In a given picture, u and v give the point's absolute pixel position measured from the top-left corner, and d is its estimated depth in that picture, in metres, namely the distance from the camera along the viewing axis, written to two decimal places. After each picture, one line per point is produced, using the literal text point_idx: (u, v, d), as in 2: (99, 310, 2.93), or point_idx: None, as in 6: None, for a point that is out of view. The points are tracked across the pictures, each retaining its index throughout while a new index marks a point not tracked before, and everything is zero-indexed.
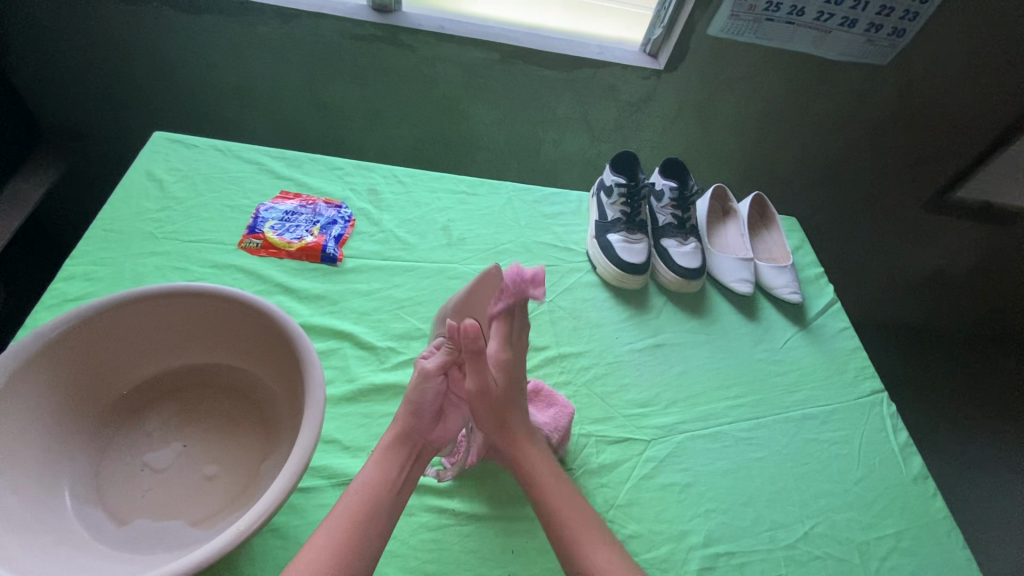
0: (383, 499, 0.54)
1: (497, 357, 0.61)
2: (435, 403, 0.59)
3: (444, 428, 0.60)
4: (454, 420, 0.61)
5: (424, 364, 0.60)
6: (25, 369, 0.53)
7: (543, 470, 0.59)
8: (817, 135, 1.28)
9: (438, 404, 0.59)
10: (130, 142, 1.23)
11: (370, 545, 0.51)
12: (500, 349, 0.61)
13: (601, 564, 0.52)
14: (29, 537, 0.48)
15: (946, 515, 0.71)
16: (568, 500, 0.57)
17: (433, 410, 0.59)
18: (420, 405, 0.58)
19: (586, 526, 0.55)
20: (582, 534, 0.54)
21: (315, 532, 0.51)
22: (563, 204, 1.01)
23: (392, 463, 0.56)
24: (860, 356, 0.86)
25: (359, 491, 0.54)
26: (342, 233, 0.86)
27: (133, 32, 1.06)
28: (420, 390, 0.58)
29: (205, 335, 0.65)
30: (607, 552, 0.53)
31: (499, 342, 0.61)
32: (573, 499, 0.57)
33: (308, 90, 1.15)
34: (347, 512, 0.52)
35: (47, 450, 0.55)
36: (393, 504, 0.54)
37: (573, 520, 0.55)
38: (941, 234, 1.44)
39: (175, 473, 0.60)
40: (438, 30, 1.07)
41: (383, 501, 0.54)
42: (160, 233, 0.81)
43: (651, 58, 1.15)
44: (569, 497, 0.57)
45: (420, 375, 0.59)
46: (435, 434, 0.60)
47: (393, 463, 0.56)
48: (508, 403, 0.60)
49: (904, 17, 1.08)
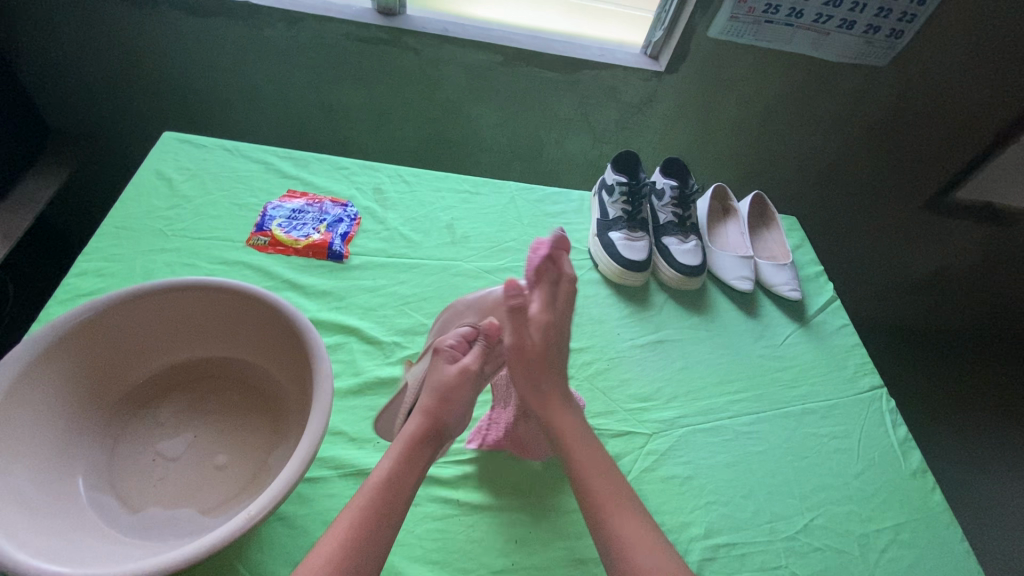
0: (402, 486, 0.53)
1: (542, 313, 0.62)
2: (467, 392, 0.60)
3: (460, 417, 0.60)
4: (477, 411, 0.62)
5: (465, 361, 0.61)
6: (40, 360, 0.54)
7: (576, 437, 0.59)
8: (817, 135, 1.30)
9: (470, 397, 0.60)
10: (138, 143, 1.24)
11: (384, 531, 0.50)
12: (541, 311, 0.62)
13: (630, 536, 0.53)
14: (44, 522, 0.49)
15: (945, 509, 0.71)
16: (599, 469, 0.57)
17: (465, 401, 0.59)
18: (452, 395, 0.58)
19: (614, 495, 0.56)
20: (610, 506, 0.55)
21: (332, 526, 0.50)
22: (565, 204, 1.02)
23: (411, 450, 0.56)
24: (859, 352, 0.87)
25: (375, 483, 0.53)
26: (347, 231, 0.88)
27: (141, 35, 1.07)
28: (458, 381, 0.59)
29: (215, 328, 0.67)
30: (636, 520, 0.54)
31: (540, 302, 0.63)
32: (603, 468, 0.58)
33: (313, 92, 1.17)
34: (365, 496, 0.52)
35: (61, 439, 0.57)
36: (408, 489, 0.54)
37: (602, 491, 0.56)
38: (944, 233, 1.46)
39: (186, 463, 0.61)
40: (441, 32, 1.09)
41: (403, 492, 0.53)
42: (169, 230, 0.83)
43: (652, 59, 1.17)
44: (600, 467, 0.57)
45: (460, 371, 0.60)
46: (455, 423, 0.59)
47: (412, 449, 0.56)
48: (544, 363, 0.60)
49: (902, 19, 1.10)
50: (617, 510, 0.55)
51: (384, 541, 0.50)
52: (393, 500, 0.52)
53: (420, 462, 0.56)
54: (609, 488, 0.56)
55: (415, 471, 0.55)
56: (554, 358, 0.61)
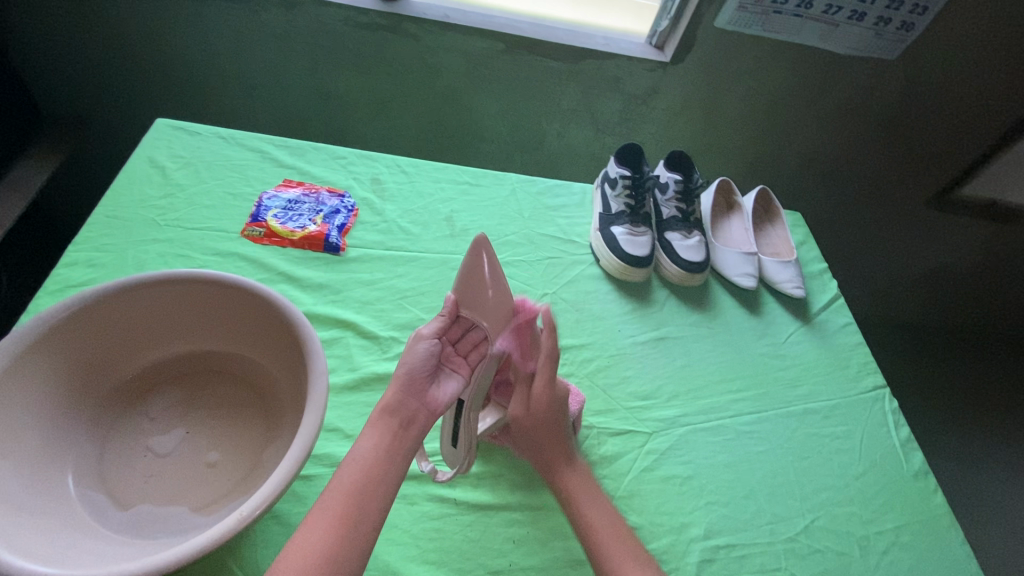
0: (377, 483, 0.50)
1: (560, 388, 0.64)
2: (427, 362, 0.58)
3: (437, 392, 0.58)
4: (445, 387, 0.59)
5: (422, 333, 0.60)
6: (26, 353, 0.53)
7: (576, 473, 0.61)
8: (824, 129, 1.27)
9: (425, 366, 0.58)
10: (132, 130, 1.22)
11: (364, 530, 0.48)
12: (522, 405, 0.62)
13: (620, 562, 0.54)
14: (32, 519, 0.48)
15: (947, 511, 0.71)
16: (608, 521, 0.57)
17: (419, 373, 0.58)
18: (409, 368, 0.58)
19: (621, 541, 0.56)
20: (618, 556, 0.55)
21: (306, 520, 0.47)
22: (567, 196, 1.00)
23: (384, 431, 0.54)
24: (863, 352, 0.86)
25: (352, 472, 0.51)
26: (345, 222, 0.86)
27: (134, 18, 1.05)
28: (413, 349, 0.59)
29: (209, 323, 0.65)
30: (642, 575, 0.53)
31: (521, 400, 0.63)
32: (608, 519, 0.57)
33: (311, 78, 1.15)
34: (338, 496, 0.49)
35: (49, 433, 0.55)
36: (388, 489, 0.51)
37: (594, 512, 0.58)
38: (948, 231, 1.44)
39: (178, 458, 0.60)
40: (442, 19, 1.06)
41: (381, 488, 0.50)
42: (162, 220, 0.81)
43: (657, 50, 1.14)
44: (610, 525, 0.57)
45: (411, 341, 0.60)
46: (429, 397, 0.57)
47: (385, 432, 0.54)
48: (546, 429, 0.61)
49: (913, 11, 1.07)
50: (617, 562, 0.54)
51: (364, 545, 0.47)
52: (370, 500, 0.49)
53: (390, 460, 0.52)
54: (614, 538, 0.56)
55: (393, 464, 0.52)
56: (560, 431, 0.62)
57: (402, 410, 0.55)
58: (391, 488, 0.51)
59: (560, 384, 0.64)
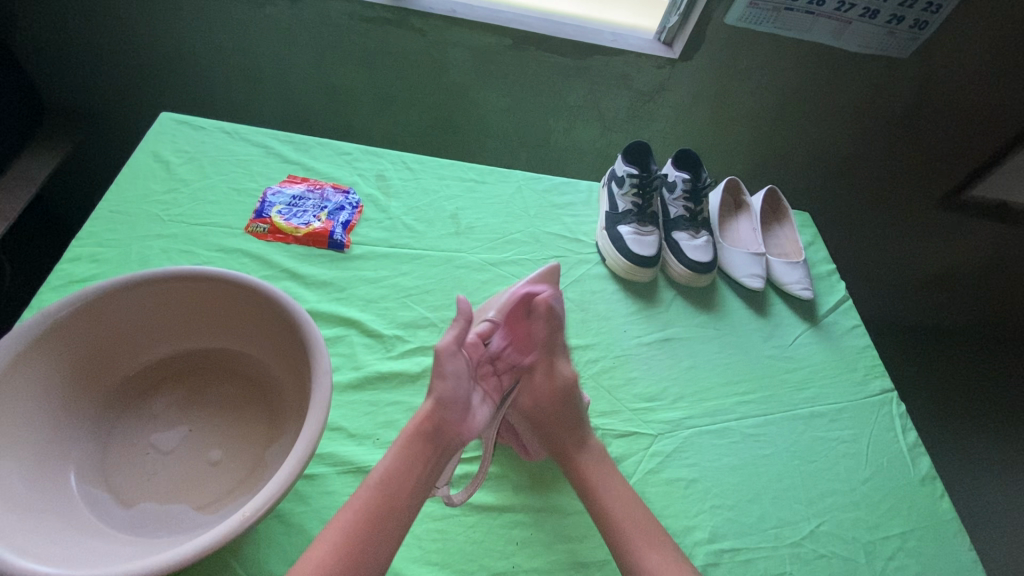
0: (394, 496, 0.52)
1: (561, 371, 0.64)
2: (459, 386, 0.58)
3: (471, 421, 0.59)
4: (478, 417, 0.60)
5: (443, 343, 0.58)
6: (30, 350, 0.53)
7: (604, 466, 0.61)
8: (834, 128, 1.26)
9: (458, 390, 0.58)
10: (136, 123, 1.22)
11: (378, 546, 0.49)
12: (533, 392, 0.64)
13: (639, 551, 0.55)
14: (36, 517, 0.48)
15: (954, 517, 0.70)
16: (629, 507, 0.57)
17: (453, 399, 0.57)
18: (443, 398, 0.57)
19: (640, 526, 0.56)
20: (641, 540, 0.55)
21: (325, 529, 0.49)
22: (573, 194, 0.99)
23: (412, 456, 0.54)
24: (870, 355, 0.85)
25: (372, 487, 0.52)
26: (348, 220, 0.85)
27: (137, 8, 1.04)
28: (446, 372, 0.57)
29: (212, 320, 0.65)
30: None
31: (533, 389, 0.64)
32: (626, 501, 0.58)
33: (316, 72, 1.14)
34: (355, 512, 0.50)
35: (52, 430, 0.55)
36: (403, 501, 0.52)
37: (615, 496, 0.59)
38: (959, 232, 1.42)
39: (182, 456, 0.60)
40: (449, 13, 1.05)
41: (400, 499, 0.52)
42: (166, 215, 0.80)
43: (666, 46, 1.13)
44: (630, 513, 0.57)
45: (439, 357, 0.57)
46: (462, 427, 0.58)
47: (409, 453, 0.54)
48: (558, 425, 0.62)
49: (927, 9, 1.06)
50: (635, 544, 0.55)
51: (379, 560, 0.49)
52: (385, 515, 0.51)
53: (413, 475, 0.54)
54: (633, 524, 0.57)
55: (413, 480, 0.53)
56: (571, 415, 0.62)
57: (436, 438, 0.56)
58: (405, 506, 0.52)
59: (556, 370, 0.64)
